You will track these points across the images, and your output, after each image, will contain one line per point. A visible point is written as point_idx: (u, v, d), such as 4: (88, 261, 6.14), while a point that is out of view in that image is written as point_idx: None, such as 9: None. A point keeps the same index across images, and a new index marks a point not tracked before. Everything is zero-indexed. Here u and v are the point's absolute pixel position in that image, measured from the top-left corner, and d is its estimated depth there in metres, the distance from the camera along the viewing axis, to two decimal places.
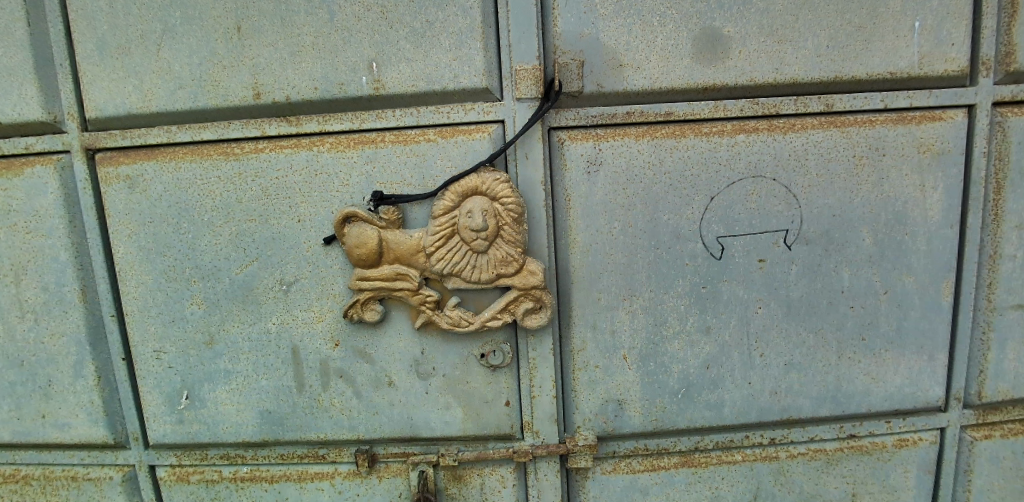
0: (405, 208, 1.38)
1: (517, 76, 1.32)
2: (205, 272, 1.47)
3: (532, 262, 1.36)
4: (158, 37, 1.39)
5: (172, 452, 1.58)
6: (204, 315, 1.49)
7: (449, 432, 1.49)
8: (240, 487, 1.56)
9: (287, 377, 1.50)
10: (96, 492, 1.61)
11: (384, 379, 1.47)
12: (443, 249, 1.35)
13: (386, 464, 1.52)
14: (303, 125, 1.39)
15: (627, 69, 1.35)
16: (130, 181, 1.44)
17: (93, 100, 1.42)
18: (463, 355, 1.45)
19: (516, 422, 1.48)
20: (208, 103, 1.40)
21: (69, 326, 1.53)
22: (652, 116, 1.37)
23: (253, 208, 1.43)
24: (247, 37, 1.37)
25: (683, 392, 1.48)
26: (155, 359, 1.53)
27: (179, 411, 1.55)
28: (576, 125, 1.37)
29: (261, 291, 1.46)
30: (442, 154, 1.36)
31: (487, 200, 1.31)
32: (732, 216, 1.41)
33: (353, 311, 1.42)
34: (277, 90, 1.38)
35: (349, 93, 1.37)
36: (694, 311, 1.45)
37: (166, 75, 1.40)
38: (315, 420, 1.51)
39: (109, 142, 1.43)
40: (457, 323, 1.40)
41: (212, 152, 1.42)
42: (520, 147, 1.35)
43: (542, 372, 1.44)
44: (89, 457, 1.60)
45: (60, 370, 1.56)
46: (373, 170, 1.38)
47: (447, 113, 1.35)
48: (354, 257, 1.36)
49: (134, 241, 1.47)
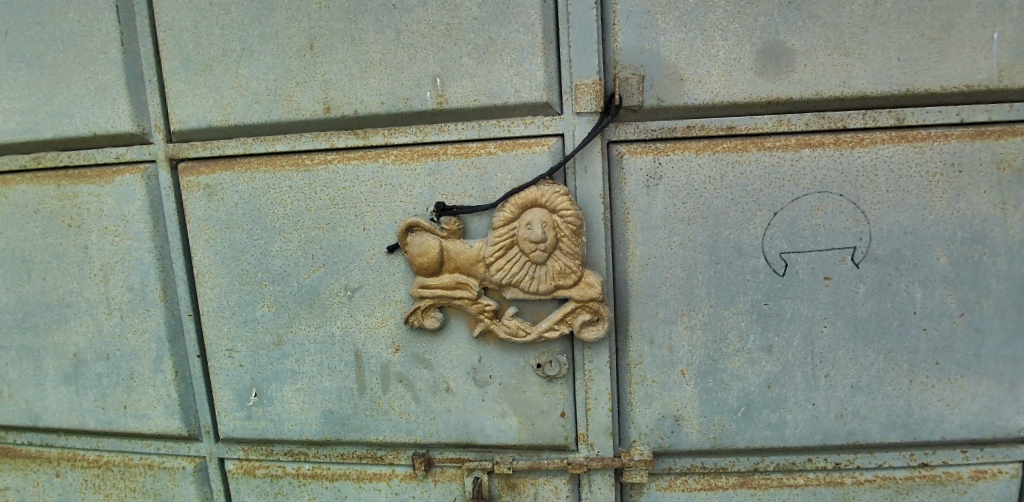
0: (466, 219, 1.41)
1: (577, 91, 1.34)
2: (275, 276, 1.55)
3: (590, 274, 1.37)
4: (237, 56, 1.48)
5: (240, 447, 1.67)
6: (273, 317, 1.57)
7: (504, 440, 1.52)
8: (302, 483, 1.63)
9: (349, 380, 1.56)
10: (170, 481, 1.71)
11: (442, 385, 1.51)
12: (502, 259, 1.37)
13: (442, 469, 1.55)
14: (370, 138, 1.44)
15: (688, 83, 1.34)
16: (210, 190, 1.54)
17: (178, 114, 1.53)
18: (520, 365, 1.47)
19: (571, 433, 1.49)
20: (282, 116, 1.47)
21: (150, 323, 1.64)
22: (714, 130, 1.35)
23: (321, 217, 1.49)
24: (319, 55, 1.43)
25: (742, 411, 1.45)
26: (227, 357, 1.62)
27: (248, 408, 1.63)
28: (636, 139, 1.37)
29: (328, 295, 1.52)
30: (502, 168, 1.38)
31: (547, 212, 1.33)
32: (796, 233, 1.37)
33: (414, 318, 1.46)
34: (345, 104, 1.44)
35: (413, 107, 1.41)
36: (755, 328, 1.42)
37: (244, 91, 1.48)
38: (375, 422, 1.57)
39: (191, 153, 1.54)
40: (515, 333, 1.42)
41: (284, 164, 1.49)
42: (579, 160, 1.36)
43: (598, 384, 1.44)
44: (164, 448, 1.71)
45: (141, 364, 1.67)
46: (436, 182, 1.42)
47: (508, 126, 1.38)
48: (416, 266, 1.40)
49: (211, 246, 1.57)
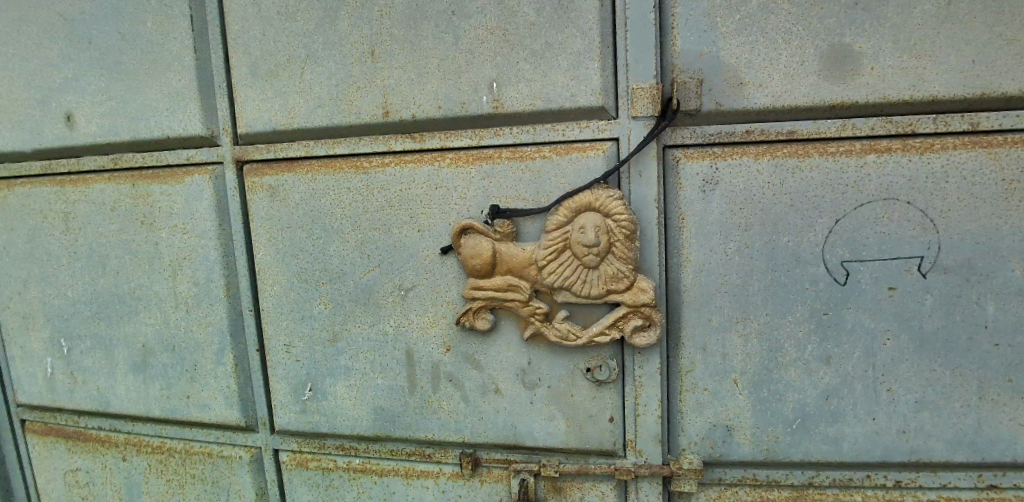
0: (519, 222, 1.43)
1: (634, 95, 1.33)
2: (332, 274, 1.60)
3: (643, 279, 1.36)
4: (302, 62, 1.54)
5: (294, 439, 1.72)
6: (330, 314, 1.62)
7: (551, 443, 1.52)
8: (352, 477, 1.67)
9: (400, 378, 1.59)
10: (227, 469, 1.79)
11: (491, 387, 1.52)
12: (554, 263, 1.38)
13: (488, 469, 1.57)
14: (426, 141, 1.47)
15: (748, 87, 1.32)
16: (273, 190, 1.60)
17: (246, 118, 1.60)
18: (569, 369, 1.47)
19: (619, 439, 1.48)
20: (343, 120, 1.53)
21: (214, 317, 1.72)
22: (774, 135, 1.33)
23: (378, 219, 1.53)
24: (380, 61, 1.48)
25: (798, 423, 1.41)
26: (285, 352, 1.68)
27: (303, 402, 1.69)
28: (692, 144, 1.35)
29: (382, 294, 1.56)
30: (557, 171, 1.39)
31: (600, 216, 1.33)
32: (859, 241, 1.33)
33: (465, 319, 1.48)
34: (404, 109, 1.48)
35: (470, 112, 1.43)
36: (814, 339, 1.38)
37: (308, 95, 1.54)
38: (424, 420, 1.59)
39: (257, 155, 1.61)
40: (566, 337, 1.42)
41: (344, 166, 1.54)
42: (634, 165, 1.35)
43: (648, 390, 1.43)
44: (223, 437, 1.79)
45: (204, 356, 1.75)
46: (490, 185, 1.44)
47: (563, 130, 1.39)
48: (469, 267, 1.42)
49: (272, 244, 1.63)
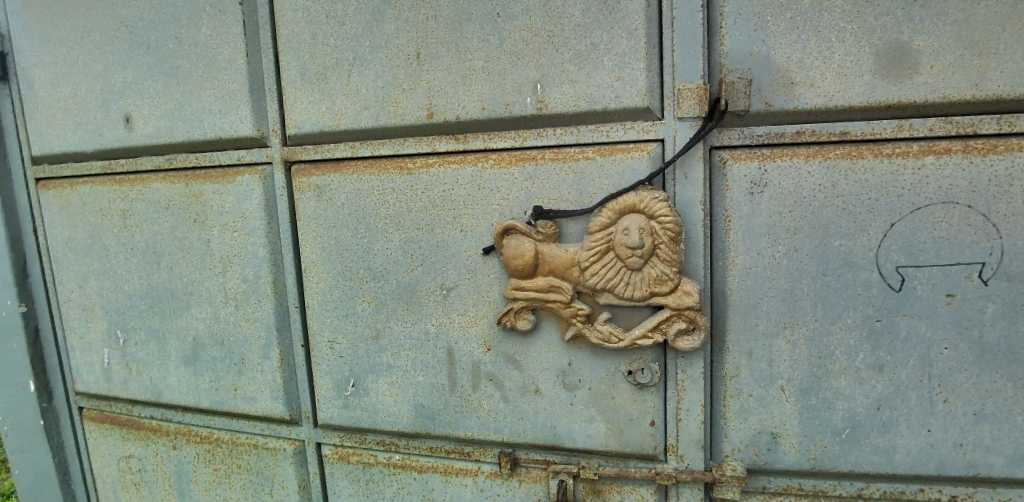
0: (562, 223, 1.43)
1: (680, 95, 1.32)
2: (375, 273, 1.62)
3: (687, 282, 1.35)
4: (349, 64, 1.57)
5: (336, 433, 1.76)
6: (373, 312, 1.65)
7: (591, 445, 1.51)
8: (392, 472, 1.70)
9: (441, 376, 1.61)
10: (272, 461, 1.84)
11: (531, 387, 1.53)
12: (597, 264, 1.37)
13: (527, 469, 1.57)
14: (470, 142, 1.48)
15: (799, 87, 1.29)
16: (319, 190, 1.64)
17: (294, 119, 1.65)
18: (611, 371, 1.46)
19: (660, 443, 1.46)
20: (388, 121, 1.55)
21: (262, 313, 1.77)
22: (826, 136, 1.29)
23: (421, 219, 1.55)
24: (425, 63, 1.50)
25: (847, 432, 1.38)
26: (329, 348, 1.72)
27: (346, 397, 1.72)
28: (740, 145, 1.33)
29: (424, 293, 1.58)
30: (600, 173, 1.39)
31: (644, 218, 1.33)
32: (914, 246, 1.29)
33: (507, 319, 1.48)
34: (448, 110, 1.49)
35: (514, 113, 1.44)
36: (865, 346, 1.34)
37: (354, 97, 1.57)
38: (464, 419, 1.61)
39: (304, 155, 1.65)
40: (608, 339, 1.41)
41: (388, 167, 1.56)
42: (680, 166, 1.34)
43: (691, 395, 1.41)
44: (268, 429, 1.84)
45: (252, 350, 1.80)
46: (533, 186, 1.44)
47: (607, 131, 1.38)
48: (512, 268, 1.43)
49: (318, 243, 1.67)
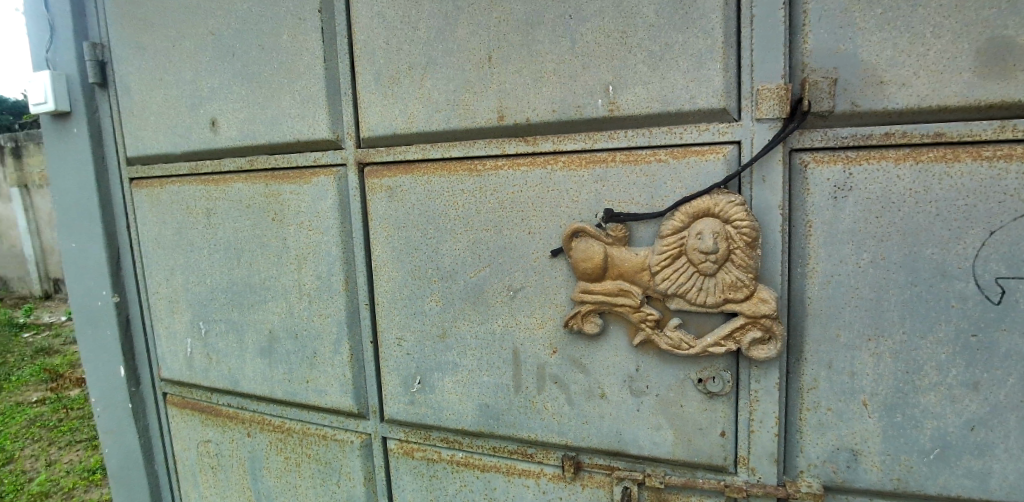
0: (632, 227, 1.41)
1: (759, 96, 1.28)
2: (444, 273, 1.65)
3: (763, 289, 1.31)
4: (422, 69, 1.61)
5: (401, 429, 1.80)
6: (440, 311, 1.68)
7: (657, 453, 1.48)
8: (455, 470, 1.73)
9: (506, 377, 1.62)
10: (340, 452, 1.90)
11: (597, 391, 1.52)
12: (669, 268, 1.35)
13: (590, 474, 1.56)
14: (539, 144, 1.48)
15: (889, 86, 1.22)
16: (391, 191, 1.68)
17: (368, 122, 1.70)
18: (680, 378, 1.43)
19: (730, 455, 1.42)
20: (459, 124, 1.58)
21: (334, 309, 1.83)
22: (918, 137, 1.22)
23: (489, 220, 1.57)
24: (497, 66, 1.52)
25: (936, 453, 1.29)
26: (397, 345, 1.76)
27: (411, 393, 1.76)
28: (823, 147, 1.27)
29: (491, 294, 1.60)
30: (673, 175, 1.36)
31: (719, 222, 1.30)
32: (1017, 256, 1.19)
33: (573, 322, 1.48)
34: (518, 112, 1.50)
35: (585, 115, 1.43)
36: (959, 362, 1.26)
37: (426, 101, 1.61)
38: (528, 420, 1.61)
39: (377, 157, 1.70)
40: (678, 345, 1.38)
41: (458, 168, 1.59)
42: (757, 169, 1.30)
43: (764, 406, 1.36)
44: (337, 421, 1.90)
45: (323, 345, 1.87)
46: (603, 188, 1.43)
47: (680, 133, 1.35)
48: (580, 270, 1.42)
49: (389, 242, 1.72)
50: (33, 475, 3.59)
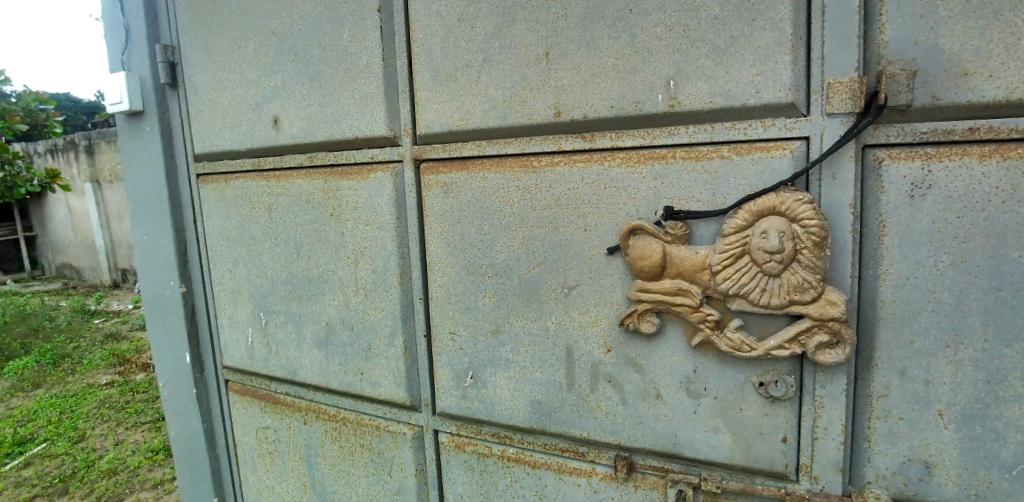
0: (693, 225, 1.38)
1: (830, 90, 1.22)
2: (498, 269, 1.66)
3: (832, 291, 1.26)
4: (479, 66, 1.62)
5: (453, 422, 1.82)
6: (494, 307, 1.69)
7: (714, 457, 1.45)
8: (506, 465, 1.73)
9: (559, 374, 1.61)
10: (392, 443, 1.94)
11: (652, 392, 1.49)
12: (731, 268, 1.32)
13: (643, 475, 1.54)
14: (597, 140, 1.47)
15: (974, 78, 1.15)
16: (447, 188, 1.70)
17: (425, 119, 1.72)
18: (739, 381, 1.39)
19: (792, 462, 1.37)
20: (515, 121, 1.58)
21: (389, 302, 1.87)
22: (1007, 132, 1.14)
23: (545, 217, 1.56)
24: (554, 62, 1.51)
25: (1019, 469, 1.22)
26: (450, 339, 1.78)
27: (464, 388, 1.78)
28: (899, 143, 1.21)
29: (545, 291, 1.59)
30: (736, 172, 1.32)
31: (785, 221, 1.26)
32: None
33: (630, 321, 1.46)
34: (576, 109, 1.49)
35: (644, 110, 1.41)
36: None
37: (483, 98, 1.62)
38: (580, 418, 1.60)
39: (433, 154, 1.71)
40: (738, 348, 1.35)
41: (513, 165, 1.59)
42: (827, 166, 1.25)
43: (830, 413, 1.31)
44: (390, 413, 1.94)
45: (378, 337, 1.91)
46: (663, 186, 1.40)
47: (745, 129, 1.31)
48: (637, 269, 1.41)
49: (444, 238, 1.74)
50: (103, 453, 3.82)
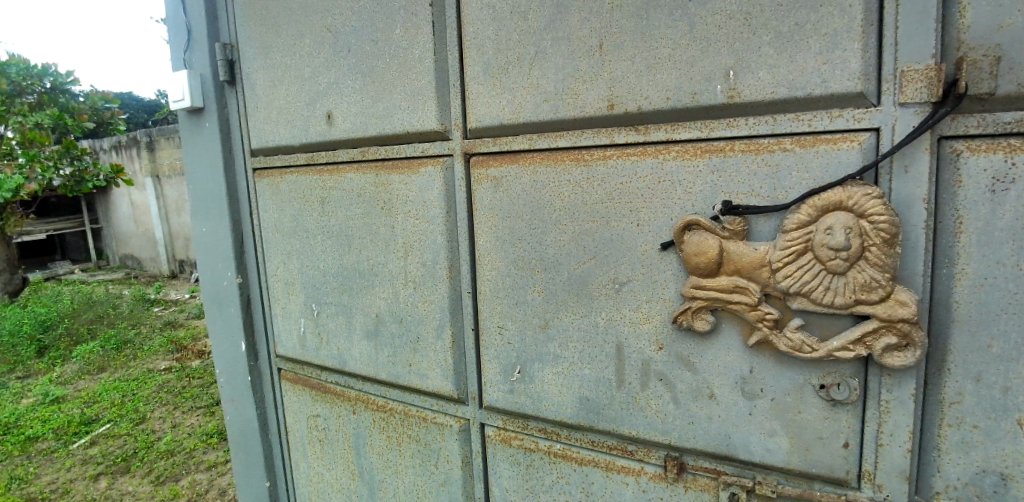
0: (752, 220, 1.34)
1: (904, 78, 1.16)
2: (548, 264, 1.65)
3: (902, 291, 1.20)
4: (531, 58, 1.61)
5: (500, 416, 1.83)
6: (543, 301, 1.68)
7: (770, 460, 1.40)
8: (552, 461, 1.73)
9: (608, 371, 1.59)
10: (439, 435, 1.96)
11: (705, 391, 1.45)
12: (792, 265, 1.28)
13: (694, 476, 1.50)
14: (651, 133, 1.44)
15: None
16: (497, 181, 1.70)
17: (476, 113, 1.72)
18: (798, 383, 1.34)
19: (854, 468, 1.32)
20: (567, 114, 1.56)
21: (438, 296, 1.88)
22: None
23: (596, 211, 1.54)
24: (608, 54, 1.48)
25: None
26: (498, 333, 1.78)
27: (511, 382, 1.78)
28: (980, 134, 1.14)
29: (596, 286, 1.57)
30: (799, 166, 1.27)
31: (852, 216, 1.21)
32: None
33: (683, 318, 1.43)
34: (630, 101, 1.46)
35: (702, 102, 1.37)
36: None
37: (535, 91, 1.61)
38: (629, 416, 1.57)
39: (484, 148, 1.72)
40: (798, 348, 1.30)
41: (565, 159, 1.57)
42: (899, 159, 1.18)
43: (897, 418, 1.25)
44: (437, 405, 1.96)
45: (427, 330, 1.93)
46: (720, 180, 1.36)
47: (809, 120, 1.26)
48: (692, 265, 1.37)
49: (493, 232, 1.74)
50: (162, 435, 4.01)
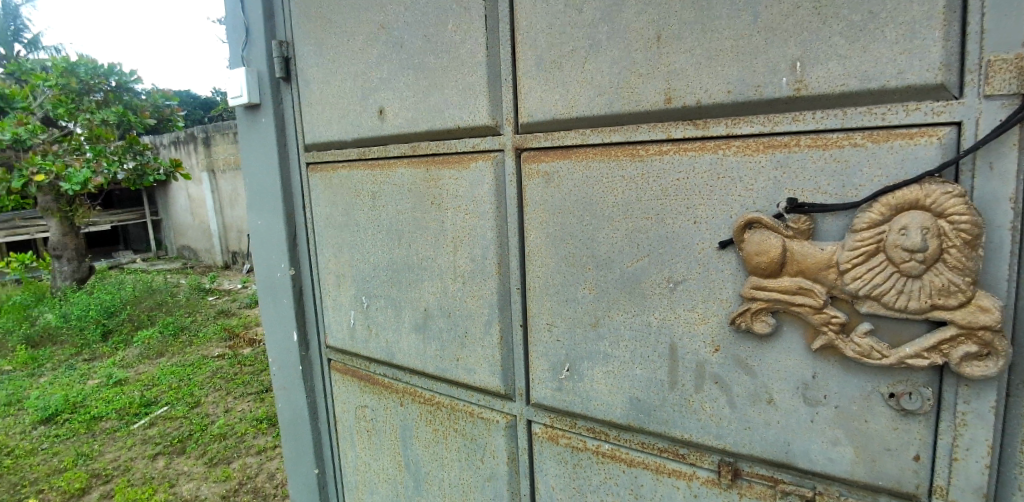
0: (818, 219, 1.29)
1: (991, 68, 1.09)
2: (599, 261, 1.62)
3: (984, 296, 1.13)
4: (585, 52, 1.58)
5: (547, 414, 1.82)
6: (593, 299, 1.65)
7: (832, 470, 1.35)
8: (600, 461, 1.71)
9: (661, 372, 1.55)
10: (486, 430, 1.96)
11: (763, 396, 1.41)
12: (861, 267, 1.22)
13: (749, 484, 1.46)
14: (710, 128, 1.39)
15: None
16: (548, 177, 1.68)
17: (528, 108, 1.71)
18: (865, 390, 1.28)
19: (924, 482, 1.25)
20: (622, 108, 1.53)
21: (487, 291, 1.88)
22: None
23: (651, 208, 1.51)
24: (666, 45, 1.44)
25: None
26: (547, 330, 1.77)
27: (560, 380, 1.76)
28: None
29: (649, 285, 1.54)
30: (871, 162, 1.21)
31: (930, 216, 1.15)
32: None
33: (741, 319, 1.38)
34: (688, 94, 1.42)
35: (766, 95, 1.32)
36: None
37: (589, 85, 1.58)
38: (681, 419, 1.54)
39: (536, 143, 1.70)
40: (866, 354, 1.24)
41: (618, 154, 1.54)
42: (983, 155, 1.11)
43: (974, 432, 1.18)
44: (483, 400, 1.96)
45: (475, 325, 1.93)
46: (784, 176, 1.31)
47: (883, 114, 1.19)
48: (752, 265, 1.33)
49: (544, 228, 1.72)
50: (216, 418, 4.17)
